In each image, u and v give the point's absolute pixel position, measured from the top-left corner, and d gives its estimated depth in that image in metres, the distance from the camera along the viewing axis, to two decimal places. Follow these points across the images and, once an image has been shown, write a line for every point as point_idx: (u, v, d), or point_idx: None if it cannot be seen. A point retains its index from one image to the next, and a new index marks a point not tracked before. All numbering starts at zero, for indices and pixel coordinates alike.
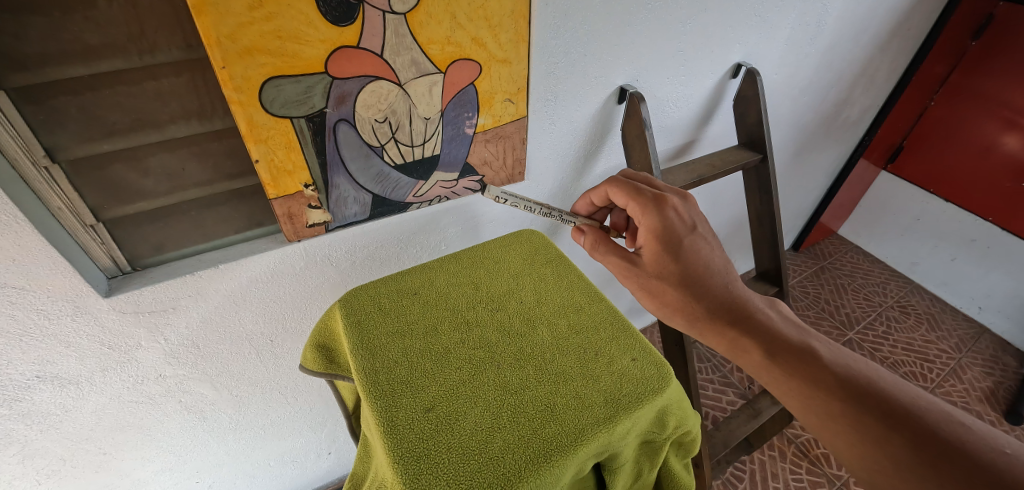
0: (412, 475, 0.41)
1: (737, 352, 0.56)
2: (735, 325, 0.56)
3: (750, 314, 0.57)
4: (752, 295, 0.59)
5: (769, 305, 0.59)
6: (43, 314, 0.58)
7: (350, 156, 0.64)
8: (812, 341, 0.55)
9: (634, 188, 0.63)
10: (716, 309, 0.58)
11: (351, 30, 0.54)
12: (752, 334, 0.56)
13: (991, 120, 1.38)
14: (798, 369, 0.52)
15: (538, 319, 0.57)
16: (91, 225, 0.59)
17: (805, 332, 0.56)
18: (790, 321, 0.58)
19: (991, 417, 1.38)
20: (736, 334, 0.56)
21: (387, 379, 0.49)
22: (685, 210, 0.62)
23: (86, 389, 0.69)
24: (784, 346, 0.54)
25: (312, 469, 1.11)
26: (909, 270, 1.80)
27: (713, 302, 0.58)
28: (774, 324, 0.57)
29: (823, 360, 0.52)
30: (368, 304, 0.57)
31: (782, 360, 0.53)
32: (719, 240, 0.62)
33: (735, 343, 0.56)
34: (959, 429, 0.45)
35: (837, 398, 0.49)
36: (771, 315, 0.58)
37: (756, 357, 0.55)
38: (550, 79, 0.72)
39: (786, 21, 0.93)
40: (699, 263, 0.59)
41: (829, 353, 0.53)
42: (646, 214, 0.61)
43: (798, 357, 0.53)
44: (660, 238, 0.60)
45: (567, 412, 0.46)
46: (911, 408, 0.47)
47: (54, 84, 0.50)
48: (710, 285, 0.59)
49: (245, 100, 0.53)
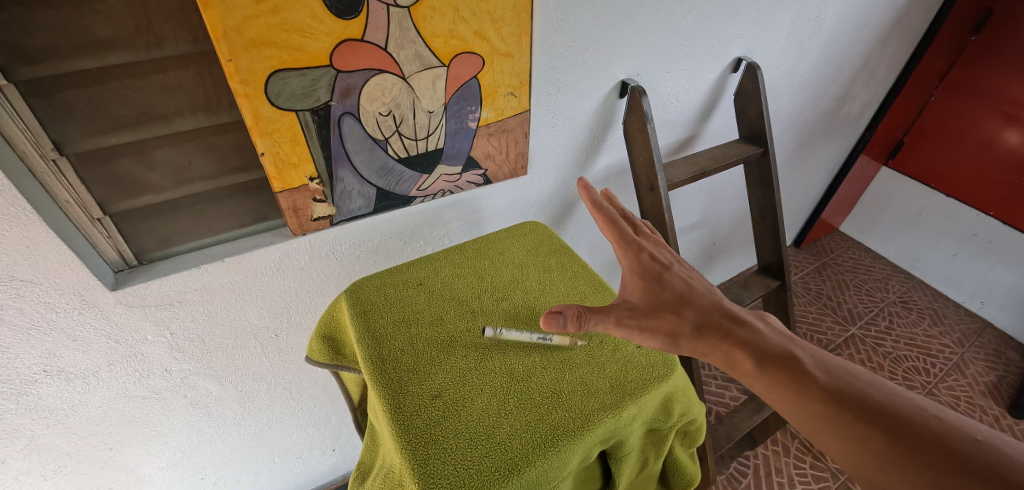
0: (421, 459, 0.41)
1: (730, 364, 0.51)
2: (728, 339, 0.51)
3: (740, 326, 0.52)
4: (739, 310, 0.55)
5: (757, 316, 0.55)
6: (50, 307, 0.58)
7: (355, 149, 0.64)
8: (796, 349, 0.51)
9: (614, 226, 0.60)
10: (709, 327, 0.52)
11: (355, 23, 0.54)
12: (745, 346, 0.51)
13: (990, 115, 1.38)
14: (787, 377, 0.49)
15: (542, 307, 0.57)
16: (98, 219, 0.60)
17: (792, 340, 0.52)
18: (779, 331, 0.54)
19: (995, 411, 1.38)
20: (729, 347, 0.51)
21: (394, 366, 0.49)
22: (660, 252, 0.58)
23: (92, 383, 0.69)
24: (774, 355, 0.50)
25: (316, 466, 1.11)
26: (911, 266, 1.80)
27: (707, 323, 0.53)
28: (764, 335, 0.52)
29: (808, 369, 0.49)
30: (373, 292, 0.58)
31: (772, 367, 0.49)
32: (700, 273, 0.58)
33: (728, 357, 0.51)
34: (932, 420, 0.44)
35: (823, 400, 0.47)
36: (759, 325, 0.53)
37: (748, 368, 0.50)
38: (552, 74, 0.73)
39: (786, 15, 0.93)
40: (681, 285, 0.56)
41: (813, 360, 0.50)
42: (627, 255, 0.57)
43: (786, 365, 0.49)
44: (645, 276, 0.55)
45: (573, 397, 0.47)
46: (889, 405, 0.46)
47: (63, 77, 0.51)
48: (697, 304, 0.54)
49: (251, 92, 0.54)
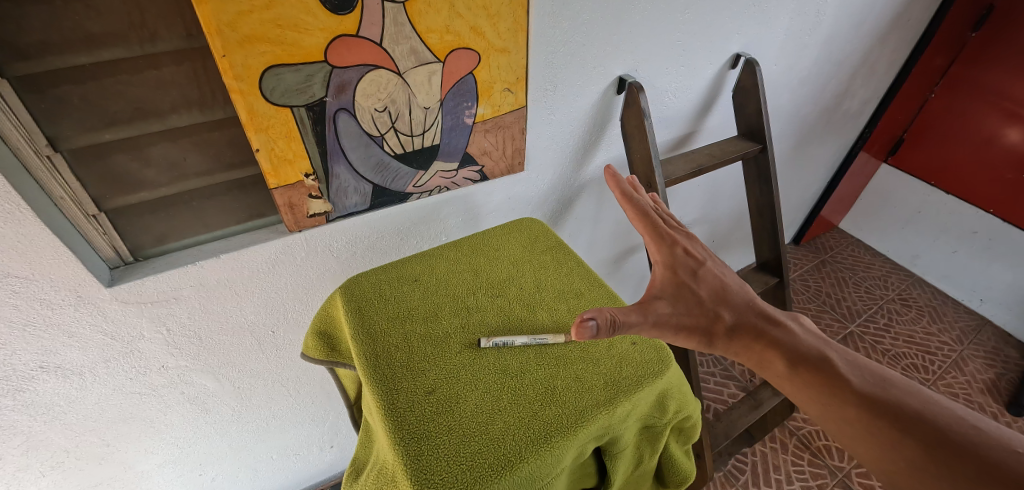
0: (414, 455, 0.41)
1: (762, 365, 0.53)
2: (761, 340, 0.53)
3: (772, 328, 0.54)
4: (772, 311, 0.56)
5: (791, 318, 0.56)
6: (45, 304, 0.58)
7: (350, 145, 0.64)
8: (830, 352, 0.52)
9: (648, 222, 0.60)
10: (740, 327, 0.54)
11: (350, 18, 0.54)
12: (777, 347, 0.52)
13: (991, 112, 1.38)
14: (819, 380, 0.50)
15: (537, 303, 0.57)
16: (93, 215, 0.60)
17: (826, 343, 0.54)
18: (813, 333, 0.55)
19: (993, 409, 1.38)
20: (761, 348, 0.53)
21: (388, 363, 0.49)
22: (695, 248, 0.59)
23: (89, 380, 0.69)
24: (805, 357, 0.52)
25: (314, 462, 1.11)
26: (910, 263, 1.80)
27: (739, 322, 0.54)
28: (796, 338, 0.53)
29: (841, 372, 0.50)
30: (368, 289, 0.58)
31: (804, 370, 0.51)
32: (732, 270, 0.59)
33: (761, 357, 0.53)
34: (970, 430, 0.45)
35: (854, 404, 0.48)
36: (793, 327, 0.54)
37: (779, 369, 0.52)
38: (549, 70, 0.73)
39: (785, 11, 0.93)
40: (715, 282, 0.56)
41: (847, 363, 0.51)
42: (661, 250, 0.58)
43: (818, 368, 0.51)
44: (679, 272, 0.56)
45: (567, 394, 0.46)
46: (923, 412, 0.47)
47: (56, 74, 0.51)
48: (732, 303, 0.55)
49: (246, 88, 0.54)
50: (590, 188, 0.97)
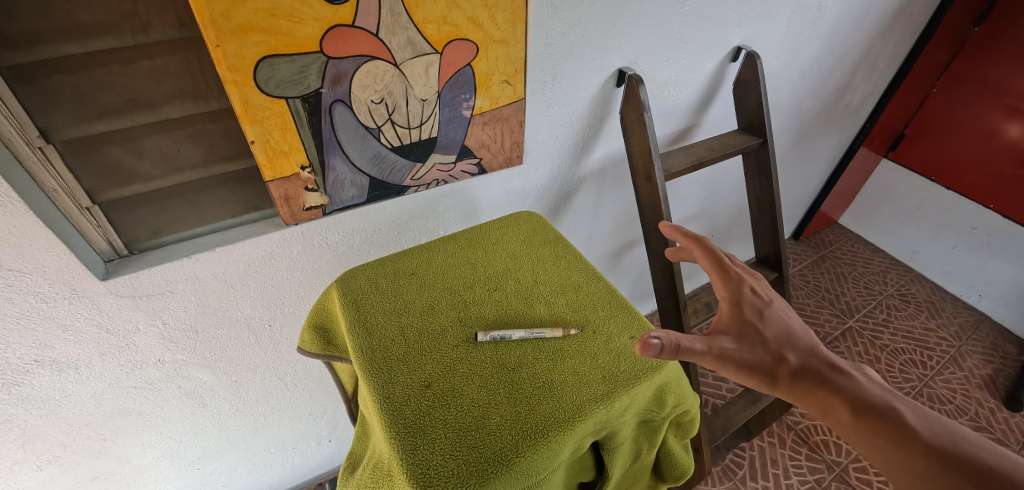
0: (409, 450, 0.41)
1: (824, 412, 0.48)
2: (824, 385, 0.49)
3: (835, 375, 0.49)
4: (838, 359, 0.52)
5: (861, 368, 0.51)
6: (39, 297, 0.58)
7: (347, 138, 0.63)
8: (905, 407, 0.47)
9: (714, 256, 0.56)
10: (801, 370, 0.50)
11: (346, 8, 0.53)
12: (843, 395, 0.48)
13: (992, 107, 1.37)
14: (892, 436, 0.45)
15: (535, 297, 0.57)
16: (86, 207, 0.59)
17: (901, 398, 0.48)
18: (885, 387, 0.50)
19: (991, 404, 1.37)
20: (824, 394, 0.48)
21: (384, 357, 0.49)
22: (760, 287, 0.54)
23: (85, 374, 0.69)
24: (875, 410, 0.47)
25: (312, 456, 1.11)
26: (909, 259, 1.80)
27: (801, 365, 0.50)
28: (863, 387, 0.48)
29: (918, 429, 0.45)
30: (363, 283, 0.57)
31: (872, 424, 0.46)
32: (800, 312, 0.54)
33: (824, 404, 0.48)
34: None
35: (933, 465, 0.43)
36: (860, 376, 0.50)
37: (844, 417, 0.47)
38: (547, 62, 0.72)
39: (787, 3, 0.92)
40: (782, 325, 0.52)
41: (924, 423, 0.46)
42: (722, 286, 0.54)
43: (889, 423, 0.46)
44: (736, 307, 0.53)
45: (564, 388, 0.46)
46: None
47: (47, 63, 0.50)
48: (796, 345, 0.51)
49: (240, 79, 0.53)
50: (589, 182, 0.96)
